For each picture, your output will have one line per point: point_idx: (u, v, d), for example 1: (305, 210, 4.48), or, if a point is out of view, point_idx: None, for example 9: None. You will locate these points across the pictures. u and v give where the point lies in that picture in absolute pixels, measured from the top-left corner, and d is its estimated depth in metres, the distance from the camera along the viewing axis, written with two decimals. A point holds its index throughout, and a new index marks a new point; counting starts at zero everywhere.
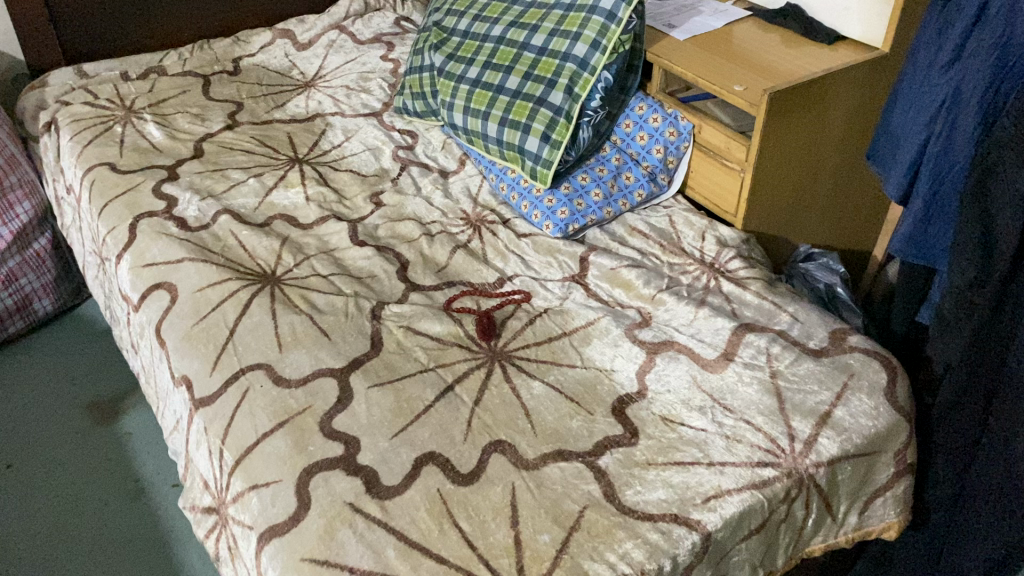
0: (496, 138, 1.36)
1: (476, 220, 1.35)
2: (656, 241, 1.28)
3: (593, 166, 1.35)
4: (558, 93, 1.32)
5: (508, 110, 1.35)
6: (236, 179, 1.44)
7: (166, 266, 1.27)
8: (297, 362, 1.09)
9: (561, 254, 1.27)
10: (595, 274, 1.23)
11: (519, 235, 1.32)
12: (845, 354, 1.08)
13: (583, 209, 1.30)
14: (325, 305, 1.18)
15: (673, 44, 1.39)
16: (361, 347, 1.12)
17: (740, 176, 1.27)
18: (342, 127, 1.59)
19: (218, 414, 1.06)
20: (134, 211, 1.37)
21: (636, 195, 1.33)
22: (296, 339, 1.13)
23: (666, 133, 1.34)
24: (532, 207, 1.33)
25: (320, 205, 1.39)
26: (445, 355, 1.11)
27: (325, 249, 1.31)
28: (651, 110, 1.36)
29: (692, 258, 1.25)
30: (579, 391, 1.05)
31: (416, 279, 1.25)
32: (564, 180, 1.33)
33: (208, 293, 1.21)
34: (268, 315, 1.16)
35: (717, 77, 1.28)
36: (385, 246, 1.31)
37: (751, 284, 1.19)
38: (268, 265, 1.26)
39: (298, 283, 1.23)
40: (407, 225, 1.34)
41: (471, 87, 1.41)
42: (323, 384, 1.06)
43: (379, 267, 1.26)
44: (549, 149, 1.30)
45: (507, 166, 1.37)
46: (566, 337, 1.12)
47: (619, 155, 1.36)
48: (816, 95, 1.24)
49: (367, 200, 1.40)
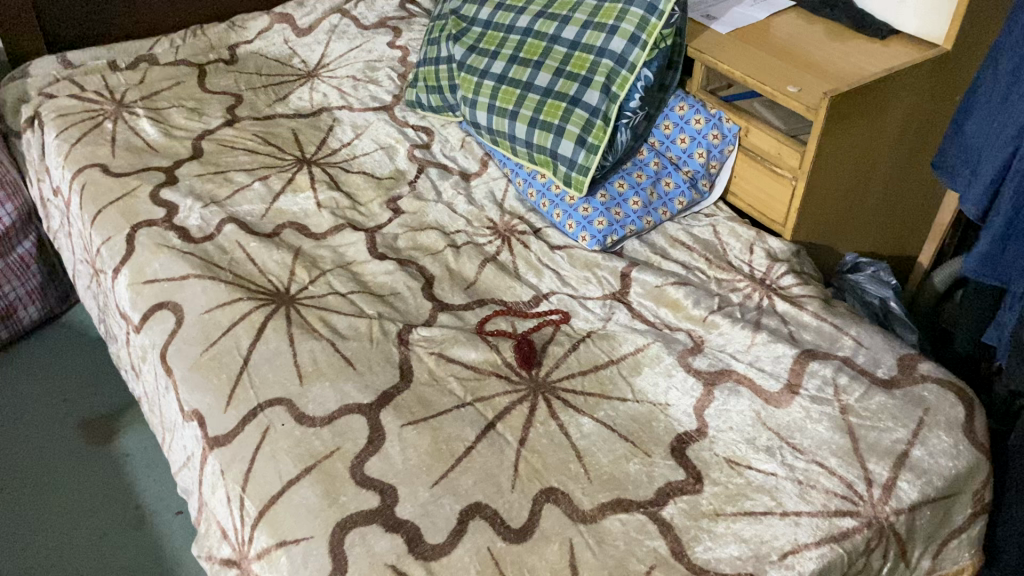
0: (525, 140, 1.26)
1: (504, 229, 1.25)
2: (700, 254, 1.19)
3: (630, 171, 1.25)
4: (595, 92, 1.22)
5: (538, 110, 1.25)
6: (240, 183, 1.33)
7: (170, 283, 1.16)
8: (321, 397, 1.00)
9: (599, 269, 1.18)
10: (638, 292, 1.14)
11: (552, 247, 1.22)
12: (917, 384, 1.00)
13: (621, 218, 1.21)
14: (347, 329, 1.09)
15: (714, 37, 1.28)
16: (390, 378, 1.02)
17: (792, 184, 1.18)
18: (351, 123, 1.48)
19: (236, 456, 0.96)
20: (130, 219, 1.26)
21: (676, 203, 1.24)
22: (318, 370, 1.03)
23: (710, 136, 1.25)
24: (566, 216, 1.23)
25: (333, 212, 1.29)
26: (482, 387, 1.01)
27: (342, 263, 1.20)
28: (692, 110, 1.26)
29: (742, 273, 1.16)
30: (633, 429, 0.96)
31: (444, 298, 1.15)
32: (600, 186, 1.24)
33: (217, 316, 1.10)
34: (286, 341, 1.06)
35: (768, 76, 1.18)
36: (407, 259, 1.21)
37: (808, 304, 1.10)
38: (282, 282, 1.16)
39: (316, 303, 1.13)
40: (430, 236, 1.24)
41: (496, 83, 1.30)
42: (351, 422, 0.97)
43: (402, 283, 1.16)
44: (585, 153, 1.20)
45: (537, 170, 1.27)
46: (613, 365, 1.03)
47: (657, 159, 1.27)
48: (876, 97, 1.15)
49: (384, 207, 1.30)
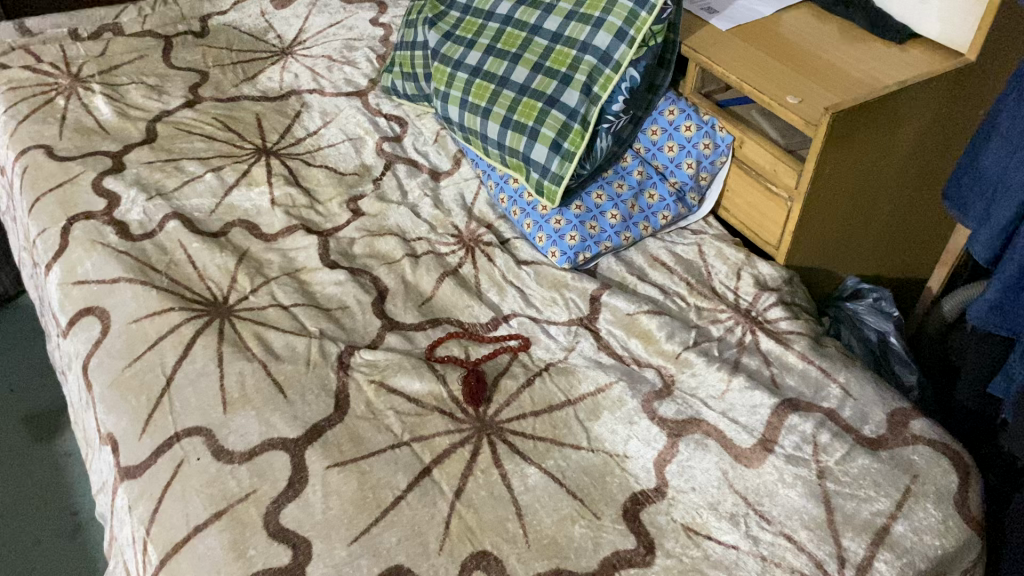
0: (497, 141, 1.15)
1: (470, 239, 1.14)
2: (681, 277, 1.08)
3: (611, 180, 1.14)
4: (574, 92, 1.10)
5: (512, 108, 1.13)
6: (191, 173, 1.23)
7: (100, 286, 1.07)
8: (243, 428, 0.91)
9: (568, 290, 1.07)
10: (608, 319, 1.03)
11: (519, 262, 1.11)
12: (907, 446, 0.89)
13: (597, 234, 1.10)
14: (282, 349, 0.99)
15: (710, 33, 1.16)
16: (323, 409, 0.93)
17: (787, 205, 1.06)
18: (320, 109, 1.37)
19: (145, 491, 0.87)
20: (68, 210, 1.17)
21: (659, 217, 1.13)
22: (245, 396, 0.93)
23: (700, 145, 1.12)
24: (537, 227, 1.13)
25: (287, 211, 1.18)
26: (422, 424, 0.92)
27: (289, 269, 1.10)
28: (683, 115, 1.14)
29: (725, 302, 1.05)
30: (584, 483, 0.86)
31: (395, 316, 1.05)
32: (576, 196, 1.13)
33: (145, 327, 1.01)
34: (213, 360, 0.97)
35: (766, 82, 1.05)
36: (360, 268, 1.11)
37: (795, 343, 0.99)
38: (220, 289, 1.06)
39: (254, 316, 1.03)
40: (388, 243, 1.13)
41: (470, 76, 1.19)
42: (272, 460, 0.88)
43: (352, 296, 1.07)
44: (559, 160, 1.09)
45: (509, 174, 1.17)
46: (570, 406, 0.93)
47: (641, 167, 1.15)
48: (886, 113, 1.02)
49: (343, 206, 1.20)
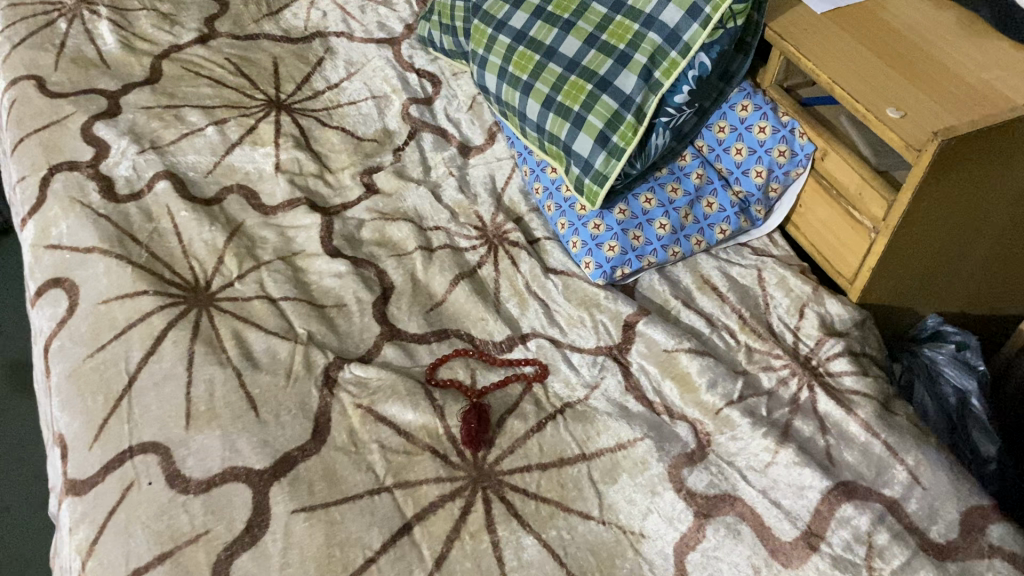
0: (537, 123, 0.99)
1: (493, 235, 0.99)
2: (733, 308, 0.92)
3: (663, 182, 0.98)
4: (632, 76, 0.93)
5: (557, 87, 0.97)
6: (192, 124, 1.09)
7: (72, 254, 0.95)
8: (204, 450, 0.79)
9: (599, 311, 0.92)
10: (641, 354, 0.88)
11: (547, 268, 0.96)
12: (981, 562, 0.72)
13: (640, 245, 0.95)
14: (262, 355, 0.86)
15: (801, 14, 0.96)
16: (299, 436, 0.81)
17: (871, 236, 0.89)
18: (345, 57, 1.22)
19: (87, 514, 0.76)
20: (51, 158, 1.04)
21: (717, 230, 0.97)
22: (211, 410, 0.81)
23: (774, 151, 0.94)
24: (571, 229, 0.97)
25: (291, 179, 1.04)
26: (408, 466, 0.79)
27: (285, 253, 0.97)
28: (758, 113, 0.96)
29: (781, 346, 0.89)
30: (589, 565, 0.73)
31: (397, 322, 0.91)
32: (621, 198, 0.97)
33: (113, 311, 0.89)
34: (183, 361, 0.85)
35: (862, 86, 0.87)
36: (365, 258, 0.97)
37: (859, 408, 0.83)
38: (204, 272, 0.94)
39: (236, 310, 0.90)
40: (400, 231, 0.99)
41: (513, 40, 1.02)
42: (232, 495, 0.76)
43: (350, 292, 0.93)
44: (605, 157, 0.93)
45: (547, 162, 1.01)
46: (583, 462, 0.79)
47: (701, 169, 0.98)
48: (1008, 139, 0.83)
49: (356, 179, 1.06)
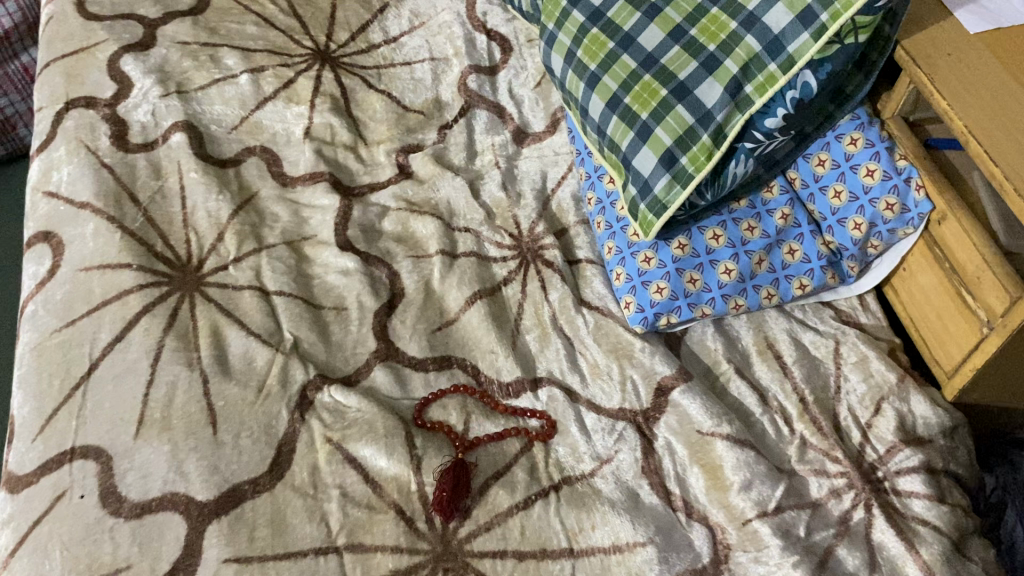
0: (598, 124, 0.82)
1: (528, 248, 0.85)
2: (795, 386, 0.76)
3: (738, 217, 0.80)
4: (717, 86, 0.75)
5: (627, 86, 0.80)
6: (226, 69, 0.98)
7: (65, 206, 0.85)
8: (147, 467, 0.69)
9: (630, 365, 0.77)
10: (671, 429, 0.74)
11: (581, 300, 0.82)
12: None
13: (696, 292, 0.78)
14: (237, 361, 0.77)
15: (947, 33, 0.76)
16: (254, 467, 0.70)
17: (983, 333, 0.70)
18: (412, 7, 1.08)
19: (12, 519, 0.68)
20: (70, 89, 0.95)
21: (794, 285, 0.80)
22: (166, 419, 0.72)
23: (879, 203, 0.76)
24: (618, 257, 0.82)
25: (319, 148, 0.93)
26: (366, 526, 0.68)
27: (292, 236, 0.86)
28: (869, 151, 0.77)
29: (842, 447, 0.73)
30: None
31: (397, 340, 0.80)
32: (683, 229, 0.80)
33: (92, 281, 0.80)
34: (148, 355, 0.75)
35: (1008, 144, 0.67)
36: (378, 256, 0.85)
37: (924, 547, 0.67)
38: (199, 249, 0.84)
39: (222, 300, 0.80)
40: (425, 228, 0.87)
41: (588, 19, 0.85)
42: (165, 527, 0.67)
43: (353, 295, 0.82)
44: (667, 181, 0.76)
45: (604, 170, 0.85)
46: (569, 559, 0.66)
47: (787, 208, 0.80)
48: None
49: (390, 157, 0.93)
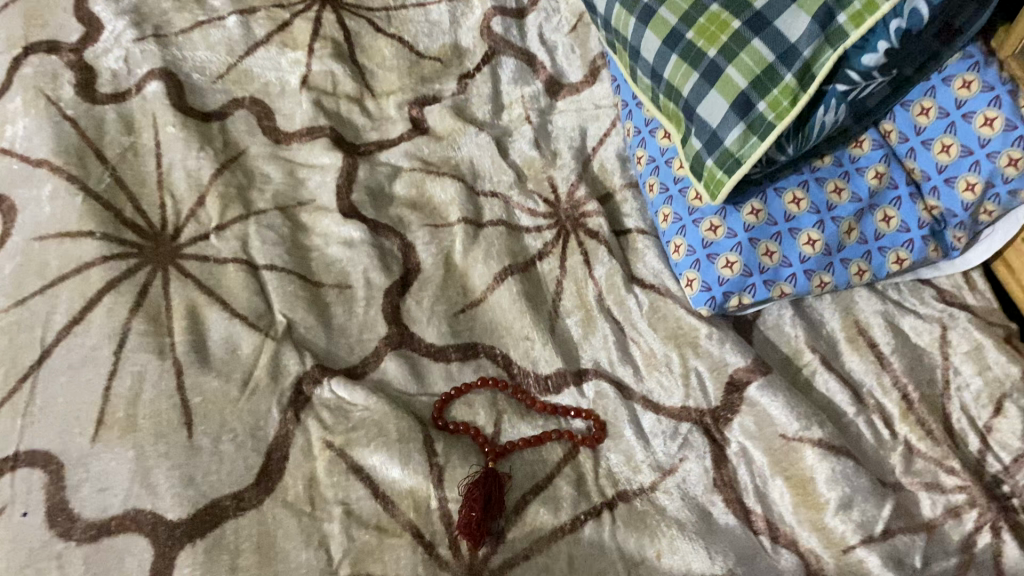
0: (652, 66, 0.68)
1: (567, 215, 0.72)
2: (895, 382, 0.63)
3: (823, 177, 0.67)
4: (802, 17, 0.60)
5: (688, 19, 0.65)
6: (211, 10, 0.84)
7: (17, 166, 0.71)
8: (106, 478, 0.56)
9: (694, 355, 0.64)
10: (747, 433, 0.61)
11: (631, 277, 0.69)
12: None
13: (774, 267, 0.65)
14: (219, 348, 0.63)
15: None
16: (237, 479, 0.57)
17: None
18: None
19: None
20: (27, 29, 0.80)
21: (890, 260, 0.66)
22: (131, 418, 0.59)
23: (1000, 158, 0.62)
24: (677, 225, 0.68)
25: (318, 100, 0.79)
26: (375, 554, 0.54)
27: (286, 201, 0.73)
28: (988, 94, 0.62)
29: (958, 457, 0.59)
30: None
31: (411, 325, 0.67)
32: (757, 191, 0.67)
33: (47, 253, 0.66)
34: (111, 341, 0.62)
35: None
36: (388, 224, 0.72)
37: None
38: (176, 216, 0.71)
39: (202, 275, 0.67)
40: (444, 193, 0.73)
41: None
42: (126, 554, 0.53)
43: (358, 270, 0.69)
44: (741, 132, 0.63)
45: (659, 122, 0.71)
46: None
47: (882, 165, 0.67)
48: None
49: (402, 110, 0.80)
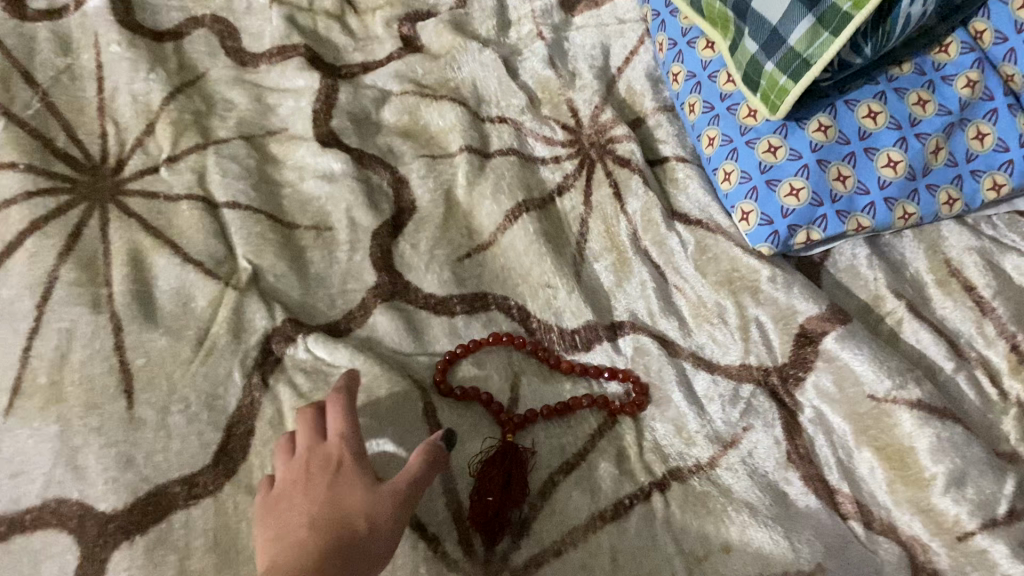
0: None
1: (591, 143, 0.60)
2: (1001, 331, 0.51)
3: (903, 86, 0.55)
4: None
5: None
6: None
7: None
8: (22, 460, 0.44)
9: (753, 303, 0.52)
10: (824, 395, 0.49)
11: (671, 213, 0.57)
12: None
13: (847, 194, 0.53)
14: (168, 300, 0.51)
15: None
16: (188, 459, 0.45)
17: None
18: None
19: None
20: None
21: (986, 185, 0.55)
22: (55, 386, 0.47)
23: None
24: (727, 149, 0.56)
25: (292, 16, 0.67)
26: None
27: (253, 129, 0.61)
28: None
29: None
30: None
31: (406, 272, 0.54)
32: (824, 104, 0.55)
33: None
34: (33, 291, 0.49)
35: None
36: (376, 155, 0.60)
37: None
38: (118, 146, 0.58)
39: (149, 214, 0.55)
40: (442, 119, 0.61)
41: None
42: (43, 555, 0.42)
43: (340, 207, 0.57)
44: (810, 27, 0.51)
45: (701, 30, 0.59)
46: None
47: (975, 71, 0.55)
48: None
49: (390, 28, 0.68)
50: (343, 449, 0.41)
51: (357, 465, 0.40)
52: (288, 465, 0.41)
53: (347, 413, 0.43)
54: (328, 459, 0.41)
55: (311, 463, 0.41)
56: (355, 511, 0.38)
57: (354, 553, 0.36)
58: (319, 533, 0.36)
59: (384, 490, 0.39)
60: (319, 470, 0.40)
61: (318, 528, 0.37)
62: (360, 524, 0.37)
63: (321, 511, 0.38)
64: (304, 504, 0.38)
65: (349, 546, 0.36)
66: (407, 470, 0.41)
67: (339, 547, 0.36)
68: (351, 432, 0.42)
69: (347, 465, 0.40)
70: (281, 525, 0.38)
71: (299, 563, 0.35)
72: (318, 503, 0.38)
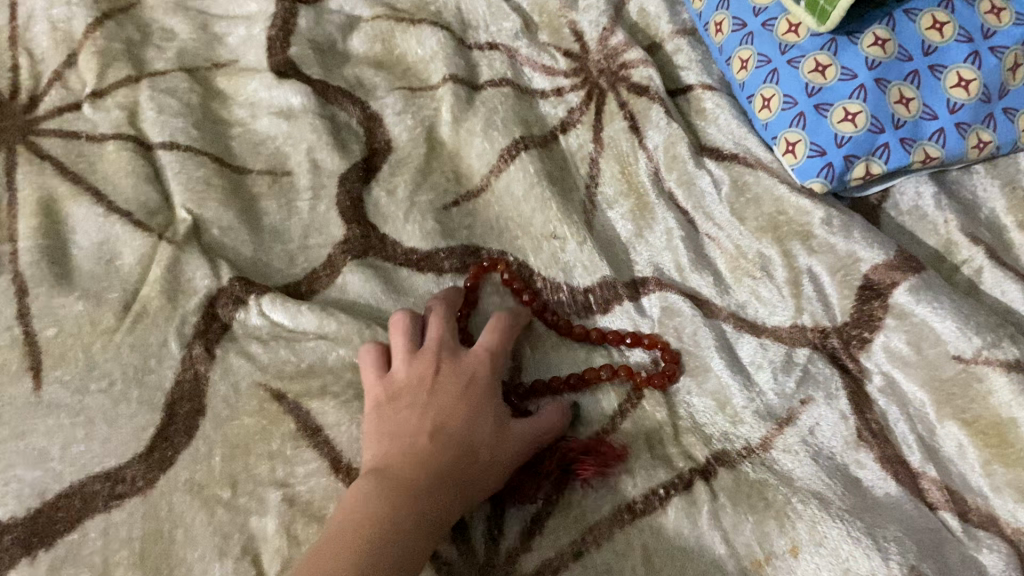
0: None
1: (600, 71, 0.51)
2: None
3: None
4: None
5: None
6: None
7: None
8: None
9: (805, 251, 0.43)
10: (897, 359, 0.40)
11: (699, 151, 0.48)
12: None
13: (913, 119, 0.44)
14: (89, 259, 0.42)
15: None
16: (114, 450, 0.36)
17: None
18: None
19: None
20: None
21: None
22: None
23: None
24: (764, 72, 0.47)
25: None
26: None
27: (196, 60, 0.51)
28: None
29: None
30: None
31: (381, 222, 0.45)
32: (879, 15, 0.46)
33: None
34: None
35: None
36: (344, 88, 0.50)
37: None
38: (33, 81, 0.48)
39: (68, 157, 0.45)
40: (422, 47, 0.52)
41: None
42: None
43: (300, 148, 0.47)
44: None
45: None
46: None
47: None
48: None
49: None
50: (482, 367, 0.37)
51: (492, 389, 0.36)
52: (413, 354, 0.37)
53: (500, 335, 0.39)
54: (466, 368, 0.36)
55: (442, 368, 0.36)
56: (473, 446, 0.34)
57: (468, 492, 0.33)
58: (434, 461, 0.32)
59: (511, 432, 0.35)
60: (451, 377, 0.36)
61: (435, 454, 0.33)
62: (482, 459, 0.34)
63: (447, 424, 0.34)
64: (432, 411, 0.34)
65: (451, 497, 0.32)
66: (541, 420, 0.37)
67: (455, 484, 0.32)
68: (498, 349, 0.38)
69: (482, 385, 0.36)
70: (380, 445, 0.34)
71: (408, 496, 0.31)
72: (447, 415, 0.34)
